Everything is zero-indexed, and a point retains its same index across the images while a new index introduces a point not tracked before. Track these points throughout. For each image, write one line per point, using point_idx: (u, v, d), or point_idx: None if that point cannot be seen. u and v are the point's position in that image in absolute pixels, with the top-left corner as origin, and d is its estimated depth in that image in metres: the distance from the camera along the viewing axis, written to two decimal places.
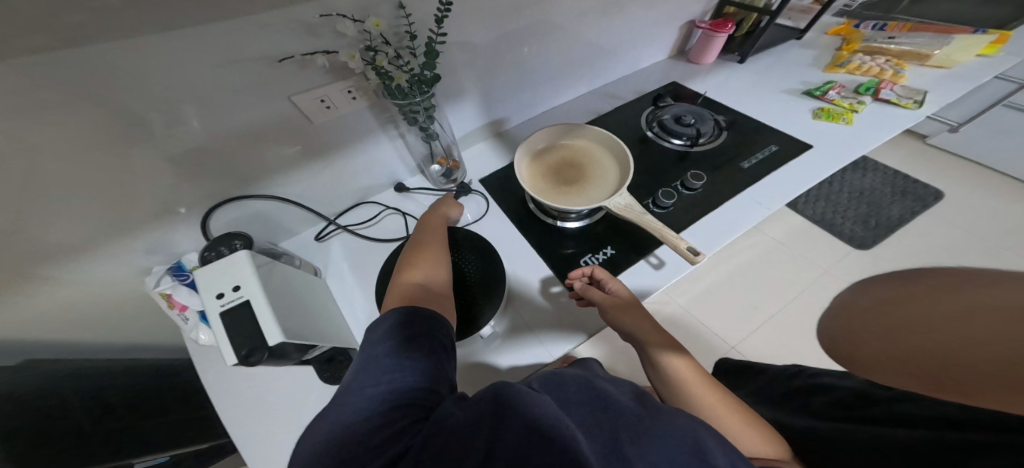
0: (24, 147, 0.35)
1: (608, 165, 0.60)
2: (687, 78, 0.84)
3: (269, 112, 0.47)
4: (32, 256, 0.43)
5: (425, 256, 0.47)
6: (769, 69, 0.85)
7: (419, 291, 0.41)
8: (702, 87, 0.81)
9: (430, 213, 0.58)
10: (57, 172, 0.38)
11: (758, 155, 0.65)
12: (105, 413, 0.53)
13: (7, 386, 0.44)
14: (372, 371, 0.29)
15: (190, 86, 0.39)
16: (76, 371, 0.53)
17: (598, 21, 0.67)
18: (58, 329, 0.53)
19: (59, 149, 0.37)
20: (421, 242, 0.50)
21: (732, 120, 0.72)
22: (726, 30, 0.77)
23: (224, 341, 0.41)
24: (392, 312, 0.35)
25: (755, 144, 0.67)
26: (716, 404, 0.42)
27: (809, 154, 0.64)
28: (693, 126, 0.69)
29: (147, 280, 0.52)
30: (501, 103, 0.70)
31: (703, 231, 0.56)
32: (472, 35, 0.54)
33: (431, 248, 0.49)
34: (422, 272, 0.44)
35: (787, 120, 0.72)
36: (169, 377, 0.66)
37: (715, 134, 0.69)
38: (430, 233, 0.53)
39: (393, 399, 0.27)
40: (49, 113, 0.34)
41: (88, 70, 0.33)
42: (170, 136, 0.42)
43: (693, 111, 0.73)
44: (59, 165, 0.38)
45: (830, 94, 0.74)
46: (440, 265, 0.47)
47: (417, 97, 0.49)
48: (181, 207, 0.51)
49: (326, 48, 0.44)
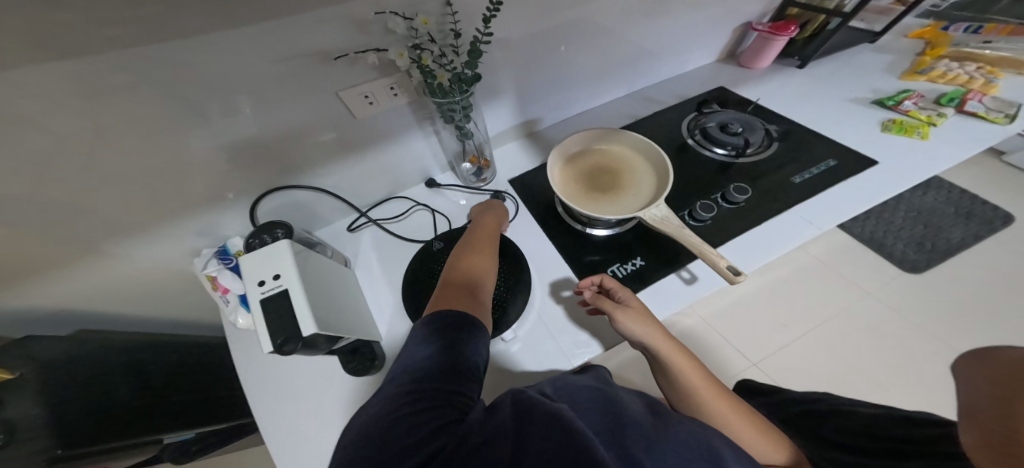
0: (103, 129, 0.38)
1: (644, 173, 0.58)
2: (735, 83, 0.81)
3: (317, 105, 0.48)
4: (98, 229, 0.46)
5: (468, 261, 0.47)
6: (829, 77, 0.80)
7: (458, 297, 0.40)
8: (753, 94, 0.78)
9: (486, 216, 0.58)
10: (127, 154, 0.41)
11: (811, 170, 0.61)
12: (144, 388, 0.56)
13: (64, 349, 0.48)
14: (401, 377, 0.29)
15: (250, 79, 0.41)
16: (124, 344, 0.56)
17: (642, 22, 0.65)
18: (115, 300, 0.56)
19: (130, 132, 0.39)
20: (469, 248, 0.50)
21: (785, 131, 0.69)
22: (786, 33, 0.73)
23: (263, 327, 0.42)
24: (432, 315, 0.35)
25: (809, 158, 0.63)
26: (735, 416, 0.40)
27: (872, 171, 0.60)
28: (740, 135, 0.66)
29: (197, 261, 0.55)
30: (537, 102, 0.69)
31: (741, 248, 0.53)
32: (515, 35, 0.54)
33: (484, 254, 0.49)
34: (463, 278, 0.44)
35: (846, 132, 0.67)
36: (206, 355, 0.69)
37: (761, 145, 0.66)
38: (484, 236, 0.53)
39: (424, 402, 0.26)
40: (125, 100, 0.37)
41: (162, 61, 0.35)
42: (227, 126, 0.44)
43: (740, 119, 0.70)
44: (128, 147, 0.40)
45: (906, 105, 0.69)
46: (489, 275, 0.46)
47: (457, 96, 0.49)
48: (231, 193, 0.53)
49: (377, 46, 0.45)
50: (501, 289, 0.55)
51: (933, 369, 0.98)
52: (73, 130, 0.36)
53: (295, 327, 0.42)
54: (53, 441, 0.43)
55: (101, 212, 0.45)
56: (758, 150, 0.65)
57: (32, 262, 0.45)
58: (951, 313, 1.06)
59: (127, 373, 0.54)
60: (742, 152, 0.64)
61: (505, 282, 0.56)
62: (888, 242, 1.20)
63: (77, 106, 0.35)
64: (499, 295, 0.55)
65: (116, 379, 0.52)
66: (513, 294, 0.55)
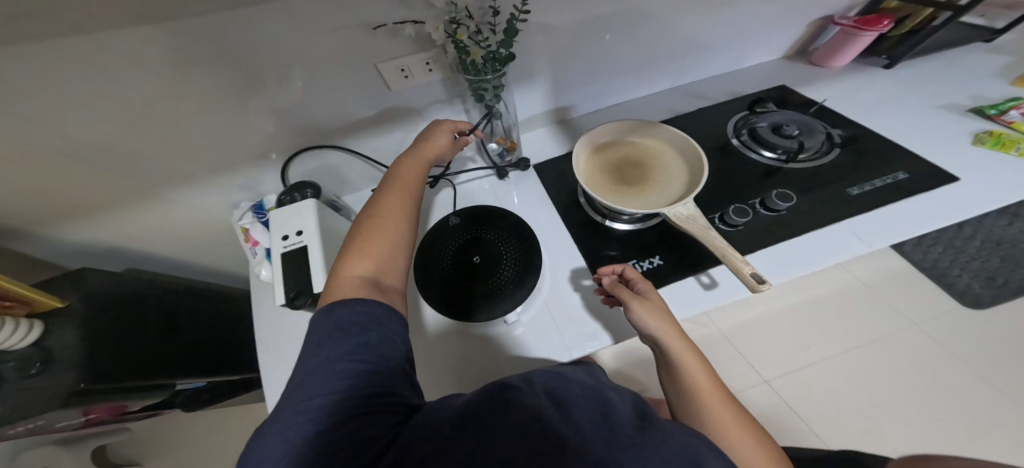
0: (168, 88, 0.41)
1: (675, 170, 0.55)
2: (797, 83, 0.74)
3: (357, 76, 0.49)
4: (158, 177, 0.51)
5: (384, 229, 0.42)
6: (916, 81, 0.71)
7: (370, 285, 0.36)
8: (818, 95, 0.71)
9: (409, 160, 0.50)
10: (186, 113, 0.44)
11: (873, 182, 0.56)
12: (174, 330, 0.62)
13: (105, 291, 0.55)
14: (329, 371, 0.27)
15: (298, 47, 0.42)
16: (154, 290, 0.63)
17: (699, 12, 0.61)
18: (172, 240, 0.63)
19: (191, 93, 0.42)
20: (382, 209, 0.44)
21: (852, 136, 0.62)
22: (878, 27, 0.65)
23: (280, 282, 0.46)
24: (336, 316, 0.31)
25: (874, 170, 0.57)
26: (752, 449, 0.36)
27: (950, 189, 0.54)
28: (795, 138, 0.61)
29: (235, 212, 0.59)
30: (575, 88, 0.67)
31: (772, 259, 0.50)
32: (561, 15, 0.52)
33: (386, 221, 0.42)
34: (379, 255, 0.39)
35: (925, 143, 0.61)
36: (222, 306, 0.77)
37: (816, 151, 0.61)
38: (394, 194, 0.46)
39: (361, 398, 0.27)
40: (188, 62, 0.39)
41: (222, 28, 0.37)
42: (276, 91, 0.47)
43: (798, 121, 0.64)
44: (188, 107, 0.44)
45: (1011, 115, 0.61)
46: (404, 236, 0.43)
47: (489, 75, 0.48)
48: (273, 153, 0.56)
49: (416, 19, 0.44)
50: (511, 271, 0.56)
51: (973, 413, 0.91)
52: (140, 89, 0.40)
53: (308, 284, 0.45)
54: (78, 379, 0.46)
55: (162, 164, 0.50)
56: (809, 157, 0.60)
57: (106, 199, 0.51)
58: (1010, 355, 0.97)
59: (158, 312, 0.61)
60: (793, 157, 0.59)
61: (515, 264, 0.57)
62: (950, 273, 1.08)
63: (148, 65, 0.38)
64: (508, 277, 0.56)
65: (151, 319, 0.59)
66: (523, 277, 0.55)
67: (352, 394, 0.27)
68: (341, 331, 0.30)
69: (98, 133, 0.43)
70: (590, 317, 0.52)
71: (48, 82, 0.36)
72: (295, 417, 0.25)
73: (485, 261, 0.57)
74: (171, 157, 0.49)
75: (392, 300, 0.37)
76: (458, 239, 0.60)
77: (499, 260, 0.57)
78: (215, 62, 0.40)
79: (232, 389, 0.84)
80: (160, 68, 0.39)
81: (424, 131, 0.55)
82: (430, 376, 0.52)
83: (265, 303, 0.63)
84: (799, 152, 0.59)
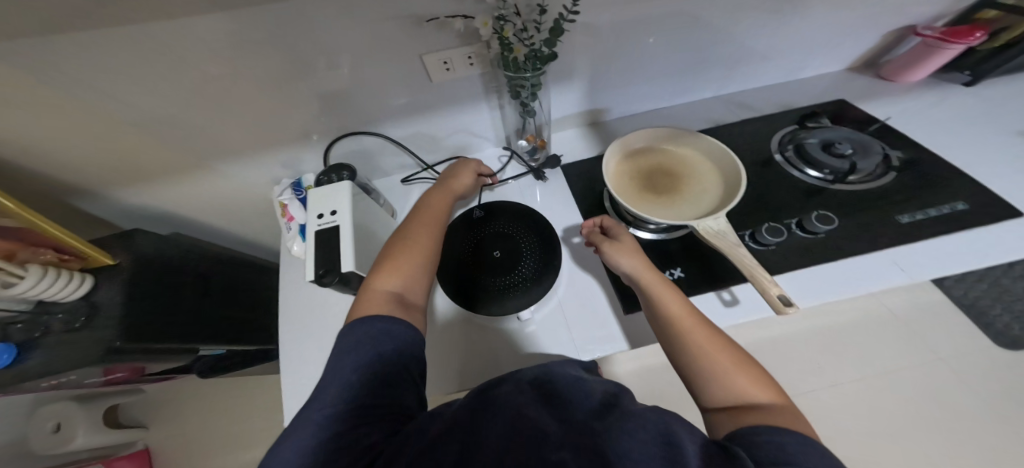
0: (229, 68, 0.44)
1: (708, 182, 0.54)
2: (859, 98, 0.71)
3: (401, 65, 0.51)
4: (209, 151, 0.55)
5: (412, 250, 0.45)
6: (984, 106, 0.67)
7: (397, 303, 0.39)
8: (882, 112, 0.68)
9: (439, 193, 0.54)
10: (242, 92, 0.47)
11: (927, 210, 0.53)
12: (204, 295, 0.67)
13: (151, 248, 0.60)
14: (348, 375, 0.30)
15: (351, 35, 0.44)
16: (191, 255, 0.67)
17: (751, 21, 0.59)
18: (215, 207, 0.67)
19: (248, 74, 0.45)
20: (413, 232, 0.47)
21: (908, 162, 0.59)
22: (967, 40, 0.61)
23: (311, 257, 0.48)
24: (366, 327, 0.34)
25: (929, 198, 0.54)
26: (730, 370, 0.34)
27: (1012, 225, 0.50)
28: (847, 158, 0.58)
29: (275, 188, 0.62)
30: (614, 90, 0.66)
31: (802, 281, 0.49)
32: (609, 16, 0.51)
33: (416, 246, 0.45)
34: (407, 273, 0.42)
35: (989, 173, 0.57)
36: (250, 274, 0.82)
37: (870, 173, 0.58)
38: (423, 222, 0.49)
39: (369, 407, 0.29)
40: (249, 46, 0.42)
41: (285, 15, 0.40)
42: (324, 76, 0.49)
43: (852, 139, 0.61)
44: (245, 87, 0.47)
45: None
46: (433, 261, 0.46)
47: (528, 73, 0.48)
48: (314, 135, 0.58)
49: (466, 14, 0.45)
50: (530, 269, 0.56)
51: None
52: (205, 67, 0.43)
53: (336, 263, 0.47)
54: (116, 335, 0.49)
55: (215, 137, 0.53)
56: (861, 179, 0.58)
57: (163, 165, 0.55)
58: None
59: (193, 277, 0.65)
60: (841, 178, 0.57)
61: (535, 262, 0.57)
62: None
63: (214, 46, 0.41)
64: (527, 274, 0.56)
65: (184, 281, 0.63)
66: (541, 275, 0.56)
67: (366, 390, 0.30)
68: (365, 342, 0.33)
69: (163, 105, 0.46)
70: (607, 322, 0.53)
71: (126, 58, 0.39)
72: (317, 415, 0.28)
73: (506, 256, 0.58)
74: (225, 130, 0.52)
75: (414, 319, 0.39)
76: (481, 233, 0.61)
77: (518, 257, 0.58)
78: (273, 45, 0.43)
79: (248, 357, 0.88)
80: (225, 49, 0.41)
81: (449, 167, 0.60)
82: (445, 359, 0.54)
83: (294, 277, 0.66)
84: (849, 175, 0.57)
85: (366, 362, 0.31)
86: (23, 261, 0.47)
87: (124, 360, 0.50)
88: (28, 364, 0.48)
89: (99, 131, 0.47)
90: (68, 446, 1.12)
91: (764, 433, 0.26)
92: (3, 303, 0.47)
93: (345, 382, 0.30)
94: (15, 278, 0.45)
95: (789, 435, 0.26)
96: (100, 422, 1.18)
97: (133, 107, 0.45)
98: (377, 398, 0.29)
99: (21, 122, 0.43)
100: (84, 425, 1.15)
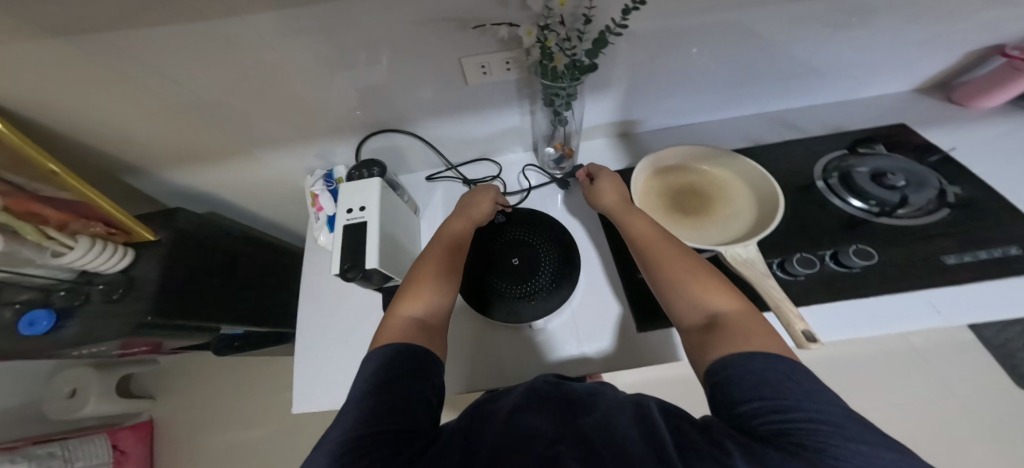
0: (278, 58, 0.46)
1: (740, 205, 0.53)
2: (925, 125, 0.68)
3: (440, 66, 0.52)
4: (253, 133, 0.59)
5: (430, 277, 0.44)
6: None
7: (419, 327, 0.38)
8: (948, 141, 0.65)
9: (455, 219, 0.54)
10: (287, 80, 0.50)
11: (977, 253, 0.50)
12: (228, 274, 0.73)
13: (186, 226, 0.68)
14: (368, 378, 0.31)
15: (394, 34, 0.45)
16: (221, 236, 0.74)
17: (795, 43, 0.58)
18: (252, 188, 0.76)
19: (295, 65, 0.48)
20: (429, 258, 0.47)
21: (963, 199, 0.56)
22: None
23: (339, 249, 0.49)
24: (386, 353, 0.33)
25: (980, 239, 0.51)
26: (703, 292, 0.36)
27: None
28: (900, 190, 0.56)
29: (308, 179, 0.68)
30: (647, 103, 0.66)
31: (826, 316, 0.48)
32: (653, 28, 0.51)
33: (434, 275, 0.45)
34: (426, 298, 0.42)
35: None
36: (271, 255, 0.89)
37: (923, 209, 0.55)
38: (441, 250, 0.49)
39: (390, 422, 0.27)
40: (299, 38, 0.44)
41: (334, 13, 0.41)
42: (365, 71, 0.51)
43: (908, 170, 0.59)
44: (290, 75, 0.49)
45: None
46: (452, 286, 0.45)
47: (566, 82, 0.47)
48: (350, 127, 0.61)
49: (511, 21, 0.46)
50: (547, 280, 0.57)
51: None
52: (252, 55, 0.45)
53: (360, 259, 0.48)
54: (147, 310, 0.55)
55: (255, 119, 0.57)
56: (914, 213, 0.55)
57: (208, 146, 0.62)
58: None
59: (221, 257, 0.72)
60: (888, 211, 0.55)
61: (552, 274, 0.57)
62: None
63: (267, 39, 0.43)
64: (544, 285, 0.56)
65: (212, 260, 0.70)
66: (557, 287, 0.56)
67: (389, 386, 0.30)
68: (387, 359, 0.33)
69: (211, 88, 0.49)
70: (615, 338, 0.54)
71: (188, 46, 0.42)
72: (343, 419, 0.28)
73: (524, 264, 0.58)
74: (264, 115, 0.56)
75: (437, 344, 0.38)
76: (502, 238, 0.61)
77: (537, 267, 0.58)
78: (318, 39, 0.44)
79: (262, 338, 0.92)
80: (272, 40, 0.43)
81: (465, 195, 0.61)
82: (458, 358, 0.55)
83: (317, 266, 0.69)
84: (898, 207, 0.55)
85: (387, 363, 0.32)
86: (75, 231, 0.56)
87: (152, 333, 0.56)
88: (63, 332, 0.56)
89: (152, 107, 0.51)
90: (81, 411, 1.16)
91: (730, 361, 0.28)
92: (50, 271, 0.58)
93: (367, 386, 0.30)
94: (66, 248, 0.54)
95: (751, 356, 0.27)
96: (111, 393, 1.22)
97: (181, 88, 0.49)
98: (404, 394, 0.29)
99: (84, 95, 0.47)
100: (94, 397, 1.18)
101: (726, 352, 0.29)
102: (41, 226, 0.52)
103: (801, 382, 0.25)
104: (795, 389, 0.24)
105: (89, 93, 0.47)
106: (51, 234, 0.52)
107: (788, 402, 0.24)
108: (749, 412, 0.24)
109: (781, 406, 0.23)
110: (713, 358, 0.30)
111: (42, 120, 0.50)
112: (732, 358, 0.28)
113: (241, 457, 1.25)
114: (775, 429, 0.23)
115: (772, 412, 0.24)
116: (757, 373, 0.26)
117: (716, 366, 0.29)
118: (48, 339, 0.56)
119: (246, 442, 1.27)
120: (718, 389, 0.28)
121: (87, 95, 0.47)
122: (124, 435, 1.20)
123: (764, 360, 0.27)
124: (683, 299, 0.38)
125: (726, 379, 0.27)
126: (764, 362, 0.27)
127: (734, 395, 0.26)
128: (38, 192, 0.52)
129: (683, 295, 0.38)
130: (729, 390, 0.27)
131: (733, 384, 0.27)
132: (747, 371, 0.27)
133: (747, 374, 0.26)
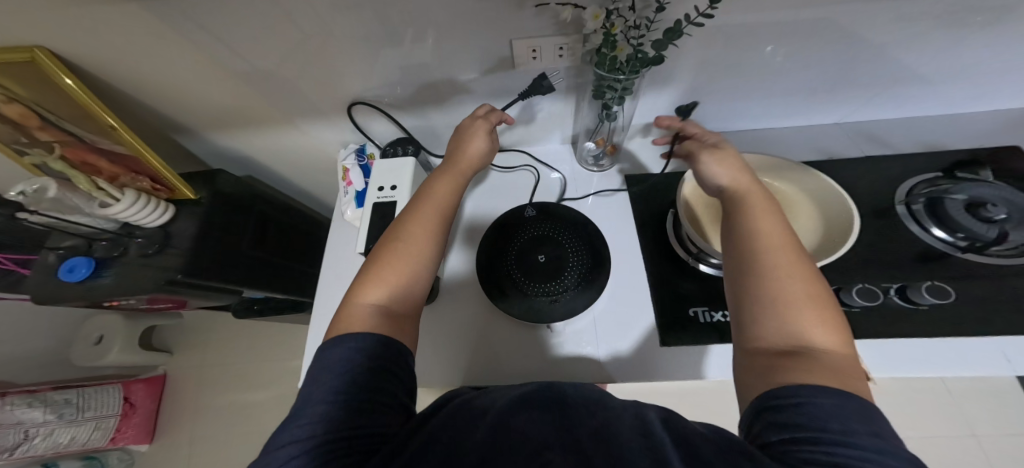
0: (324, 27, 0.45)
1: (800, 225, 0.50)
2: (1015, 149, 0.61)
3: (491, 46, 0.49)
4: (293, 99, 0.60)
5: (408, 262, 0.40)
6: None
7: (384, 318, 0.35)
8: None
9: (442, 176, 0.50)
10: (331, 49, 0.49)
11: None
12: (262, 240, 0.75)
13: (236, 188, 0.70)
14: (344, 368, 0.30)
15: (447, 10, 0.42)
16: (259, 200, 0.76)
17: (877, 51, 0.53)
18: (288, 155, 0.77)
19: (342, 36, 0.46)
20: (408, 234, 0.42)
21: None
22: None
23: (366, 229, 0.49)
24: (347, 346, 0.31)
25: None
26: (806, 325, 0.29)
27: None
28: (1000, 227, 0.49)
29: (343, 152, 0.70)
30: (704, 102, 0.62)
31: (879, 353, 0.45)
32: (735, 21, 0.46)
33: (407, 263, 0.40)
34: (394, 279, 0.39)
35: None
36: (302, 225, 0.91)
37: (1021, 247, 0.50)
38: (415, 219, 0.44)
39: (355, 420, 0.26)
40: (348, 6, 0.41)
41: None
42: (412, 46, 0.48)
43: None
44: (335, 46, 0.48)
45: None
46: (417, 279, 0.41)
47: (623, 75, 0.44)
48: (388, 100, 0.61)
49: (576, 4, 0.42)
50: (575, 281, 0.54)
51: None
52: (310, 23, 0.44)
53: None
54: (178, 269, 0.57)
55: (300, 88, 0.57)
56: (1005, 252, 0.50)
57: (255, 110, 0.62)
58: None
59: (258, 220, 0.74)
60: (979, 247, 0.49)
61: (580, 274, 0.54)
62: None
63: (315, 7, 0.41)
64: (570, 286, 0.53)
65: (248, 223, 0.71)
66: (585, 288, 0.53)
67: (365, 380, 0.29)
68: (365, 356, 0.31)
69: (266, 55, 0.49)
70: (636, 348, 0.51)
71: (236, 7, 0.41)
72: (313, 405, 0.27)
73: (551, 262, 0.55)
74: (311, 83, 0.56)
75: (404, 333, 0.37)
76: (528, 233, 0.58)
77: (563, 265, 0.55)
78: (369, 9, 0.42)
79: (280, 303, 0.94)
80: (327, 10, 0.42)
81: (456, 136, 0.54)
82: (488, 351, 0.53)
83: (339, 241, 0.68)
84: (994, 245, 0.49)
85: (353, 360, 0.30)
86: (125, 184, 0.59)
87: (180, 290, 0.58)
88: (99, 282, 0.56)
89: (211, 70, 0.52)
90: (102, 360, 1.20)
91: (793, 389, 0.24)
92: (93, 219, 0.57)
93: (338, 378, 0.29)
94: (112, 200, 0.55)
95: (821, 390, 0.23)
96: (133, 343, 1.26)
97: (235, 52, 0.49)
98: (380, 386, 0.29)
99: (131, 51, 0.47)
100: (119, 342, 1.23)
101: (798, 381, 0.25)
102: (94, 176, 0.55)
103: (865, 422, 0.21)
104: (859, 425, 0.21)
105: (152, 52, 0.48)
106: (101, 185, 0.54)
107: (847, 437, 0.20)
108: (793, 439, 0.21)
109: (840, 440, 0.20)
110: (777, 382, 0.26)
111: (105, 75, 0.51)
112: (799, 385, 0.24)
113: (250, 420, 1.27)
114: (810, 460, 0.20)
115: (811, 445, 0.21)
116: (817, 409, 0.22)
117: (774, 391, 0.25)
118: (83, 288, 0.56)
119: (256, 404, 1.29)
120: (765, 416, 0.24)
121: (147, 52, 0.48)
122: (137, 387, 1.24)
123: (837, 398, 0.23)
124: (770, 319, 0.30)
125: (782, 409, 0.24)
126: (828, 402, 0.22)
127: (787, 420, 0.23)
128: (96, 145, 0.54)
129: (774, 314, 0.30)
130: (780, 415, 0.23)
131: (792, 412, 0.23)
132: (813, 403, 0.23)
133: (815, 408, 0.22)
